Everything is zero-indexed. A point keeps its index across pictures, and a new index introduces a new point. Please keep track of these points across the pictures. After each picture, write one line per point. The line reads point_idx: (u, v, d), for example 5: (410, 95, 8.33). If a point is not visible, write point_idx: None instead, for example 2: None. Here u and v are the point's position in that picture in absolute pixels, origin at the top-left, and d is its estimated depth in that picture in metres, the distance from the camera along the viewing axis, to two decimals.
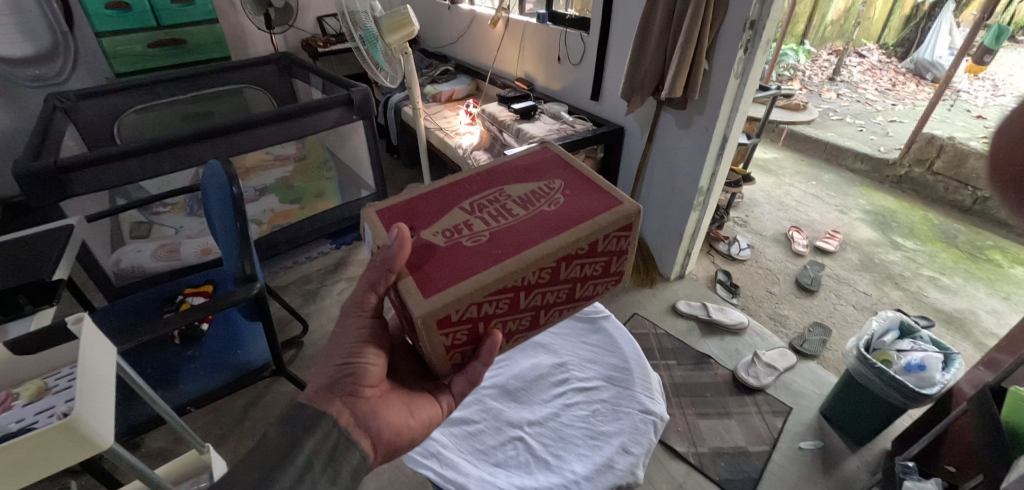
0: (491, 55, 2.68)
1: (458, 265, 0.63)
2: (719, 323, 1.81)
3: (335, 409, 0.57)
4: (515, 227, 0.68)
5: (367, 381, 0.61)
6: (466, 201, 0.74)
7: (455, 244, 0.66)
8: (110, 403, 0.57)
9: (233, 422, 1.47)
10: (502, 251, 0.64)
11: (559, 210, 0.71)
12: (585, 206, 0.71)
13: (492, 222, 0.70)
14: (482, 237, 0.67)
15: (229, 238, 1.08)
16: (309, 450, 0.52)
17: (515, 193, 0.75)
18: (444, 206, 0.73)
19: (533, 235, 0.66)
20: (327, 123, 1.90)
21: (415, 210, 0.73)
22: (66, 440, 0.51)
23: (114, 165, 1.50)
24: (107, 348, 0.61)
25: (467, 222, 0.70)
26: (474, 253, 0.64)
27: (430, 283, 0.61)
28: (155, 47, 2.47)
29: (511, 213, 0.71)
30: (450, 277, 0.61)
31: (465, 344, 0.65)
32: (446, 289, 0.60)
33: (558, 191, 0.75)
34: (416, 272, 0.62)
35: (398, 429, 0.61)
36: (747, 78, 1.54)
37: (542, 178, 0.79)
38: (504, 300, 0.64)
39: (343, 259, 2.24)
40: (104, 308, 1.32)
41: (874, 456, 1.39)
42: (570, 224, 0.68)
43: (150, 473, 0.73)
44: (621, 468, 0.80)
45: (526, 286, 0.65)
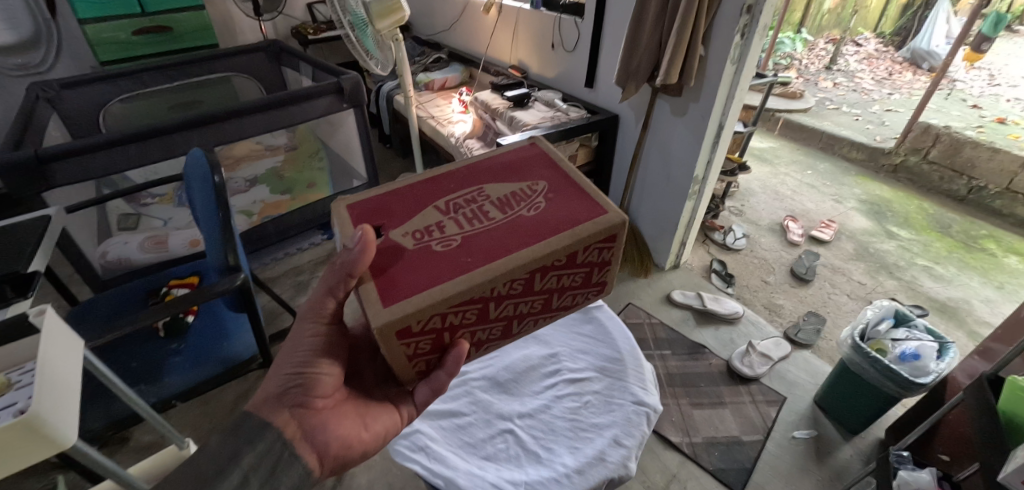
0: (484, 42, 2.63)
1: (424, 272, 0.60)
2: (714, 313, 1.80)
3: (280, 420, 0.56)
4: (488, 233, 0.65)
5: (317, 391, 0.60)
6: (442, 199, 0.71)
7: (423, 248, 0.63)
8: (74, 399, 0.56)
9: (223, 415, 1.45)
10: (471, 260, 0.61)
11: (537, 216, 0.68)
12: (566, 215, 0.67)
13: (465, 225, 0.67)
14: (453, 242, 0.64)
15: (211, 228, 1.04)
16: (246, 466, 0.51)
17: (495, 193, 0.72)
18: (419, 205, 0.70)
19: (506, 244, 0.63)
20: (316, 112, 1.86)
21: (389, 207, 0.70)
22: (27, 438, 0.50)
23: (97, 154, 1.45)
24: (72, 344, 0.59)
25: (440, 223, 0.67)
26: (441, 259, 0.62)
27: (392, 291, 0.58)
28: (140, 34, 2.41)
29: (486, 217, 0.68)
30: (414, 285, 0.58)
31: (429, 353, 0.63)
32: (407, 299, 0.57)
33: (541, 195, 0.72)
34: (380, 277, 0.60)
35: (349, 442, 0.60)
36: (743, 64, 1.51)
37: (526, 178, 0.75)
38: (472, 311, 0.61)
39: (335, 250, 2.21)
40: (88, 301, 1.28)
41: (867, 445, 1.39)
42: (546, 234, 0.64)
43: (116, 470, 0.71)
44: (612, 461, 0.78)
45: (494, 297, 0.62)
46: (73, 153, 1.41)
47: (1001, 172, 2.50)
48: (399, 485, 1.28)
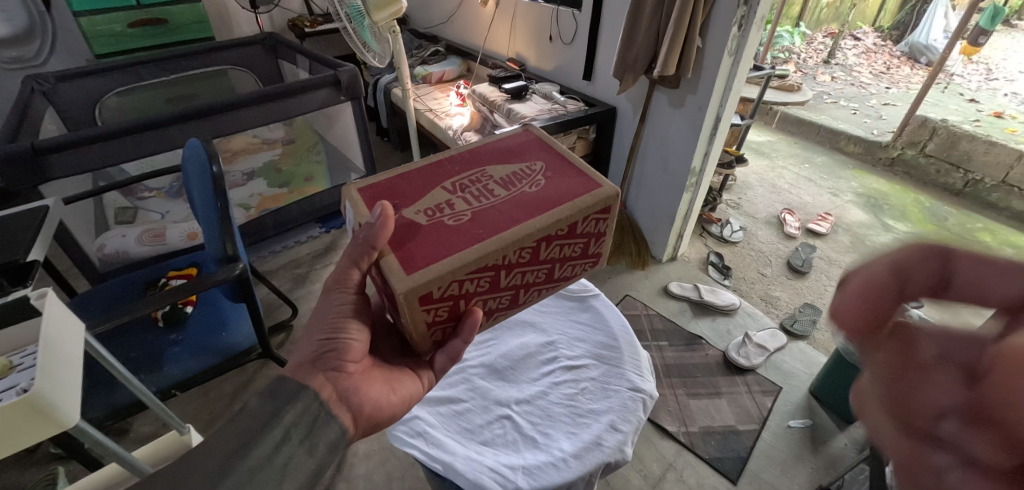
0: (481, 35, 2.62)
1: (439, 243, 0.61)
2: (710, 304, 1.81)
3: (317, 383, 0.57)
4: (497, 207, 0.67)
5: (350, 356, 0.61)
6: (448, 181, 0.72)
7: (437, 223, 0.65)
8: (77, 380, 0.54)
9: (223, 406, 1.45)
10: (483, 231, 0.63)
11: (539, 191, 0.69)
12: (565, 188, 0.69)
13: (473, 202, 0.68)
14: (464, 217, 0.65)
15: (208, 217, 1.05)
16: (287, 423, 0.51)
17: (497, 173, 0.73)
18: (427, 185, 0.71)
19: (514, 216, 0.65)
20: (314, 104, 1.86)
21: (397, 190, 0.71)
22: (30, 418, 0.48)
23: (93, 147, 1.45)
24: (75, 325, 0.57)
25: (449, 201, 0.68)
26: (454, 232, 0.63)
27: (412, 261, 0.59)
28: (135, 27, 2.39)
29: (492, 194, 0.69)
30: (431, 255, 0.60)
31: (445, 321, 0.64)
32: (426, 267, 0.58)
33: (539, 173, 0.73)
34: (399, 250, 0.61)
35: (380, 404, 0.61)
36: (741, 56, 1.51)
37: (524, 159, 0.76)
38: (484, 279, 0.62)
39: (333, 243, 2.21)
40: (86, 292, 1.29)
41: (862, 433, 1.40)
42: (550, 205, 0.66)
43: (125, 454, 0.72)
44: (609, 446, 0.79)
45: (505, 266, 0.63)
46: (71, 145, 1.41)
47: (996, 165, 2.52)
48: (398, 474, 1.29)
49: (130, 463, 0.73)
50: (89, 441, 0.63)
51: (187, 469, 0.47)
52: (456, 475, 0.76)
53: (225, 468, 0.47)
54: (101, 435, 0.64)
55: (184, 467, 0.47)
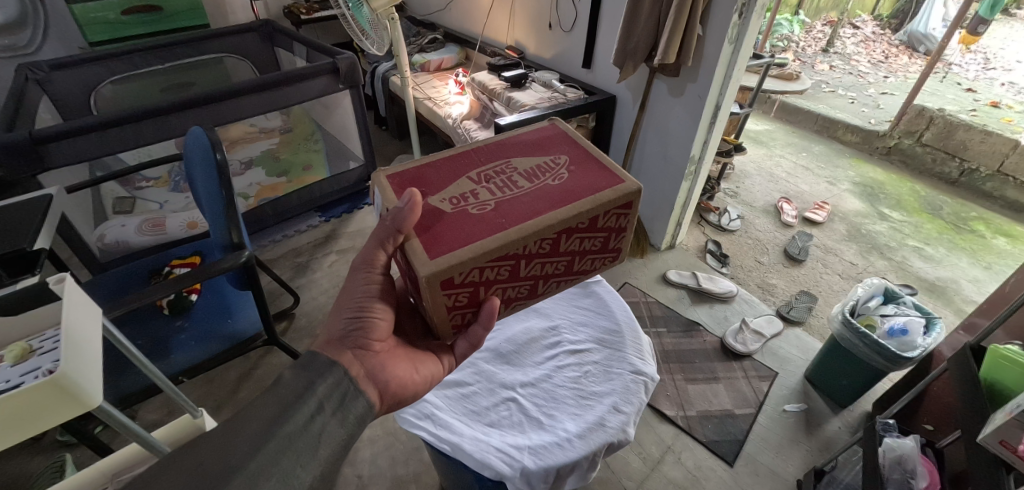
0: (480, 22, 2.60)
1: (464, 230, 0.63)
2: (708, 292, 1.84)
3: (346, 360, 0.60)
4: (520, 198, 0.68)
5: (375, 335, 0.64)
6: (476, 171, 0.73)
7: (461, 210, 0.66)
8: (97, 363, 0.55)
9: (228, 393, 1.47)
10: (506, 220, 0.64)
11: (562, 184, 0.70)
12: (588, 182, 0.70)
13: (497, 192, 0.69)
14: (488, 206, 0.66)
15: (214, 206, 1.05)
16: (320, 394, 0.55)
17: (522, 165, 0.74)
18: (453, 174, 0.72)
19: (537, 207, 0.66)
20: (312, 92, 1.85)
21: (424, 177, 0.72)
22: (58, 398, 0.49)
23: (90, 136, 1.44)
24: (94, 310, 0.58)
25: (473, 191, 0.69)
26: (476, 220, 0.64)
27: (436, 245, 0.61)
28: (128, 14, 2.36)
29: (516, 185, 0.70)
30: (456, 241, 0.61)
31: (466, 307, 0.66)
32: (449, 253, 0.60)
33: (563, 166, 0.74)
34: (424, 234, 0.63)
35: (403, 383, 0.64)
36: (741, 44, 1.51)
37: (549, 152, 0.77)
38: (505, 267, 0.64)
39: (334, 231, 2.20)
40: (92, 280, 1.29)
41: (855, 417, 1.44)
42: (572, 198, 0.67)
43: (149, 438, 0.73)
44: (612, 426, 0.81)
45: (525, 257, 0.65)
46: (67, 136, 1.40)
47: (993, 154, 2.54)
48: (402, 458, 1.32)
49: (155, 446, 0.74)
50: (114, 423, 0.63)
51: (232, 432, 0.50)
52: (464, 456, 0.78)
53: (269, 429, 0.50)
54: (125, 418, 0.65)
55: (226, 431, 0.50)
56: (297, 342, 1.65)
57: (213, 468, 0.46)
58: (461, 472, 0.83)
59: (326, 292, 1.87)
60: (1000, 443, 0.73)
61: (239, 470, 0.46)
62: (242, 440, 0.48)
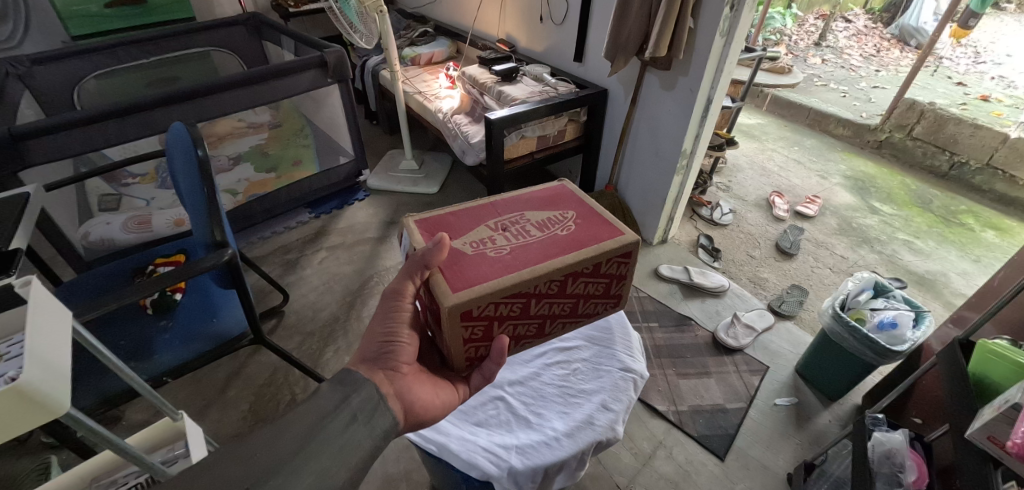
0: (471, 15, 2.57)
1: (483, 269, 0.66)
2: (699, 286, 1.84)
3: (376, 378, 0.60)
4: (533, 245, 0.71)
5: (402, 357, 0.64)
6: (494, 219, 0.77)
7: (480, 253, 0.69)
8: (66, 369, 0.53)
9: (216, 392, 1.45)
10: (520, 262, 0.67)
11: (571, 234, 0.73)
12: (593, 232, 0.74)
13: (512, 239, 0.72)
14: (504, 250, 0.70)
15: (194, 202, 1.03)
16: (353, 407, 0.54)
17: (534, 217, 0.78)
18: (474, 221, 0.76)
19: (548, 251, 0.69)
20: (300, 86, 1.82)
21: (448, 222, 0.76)
22: (22, 407, 0.47)
23: (72, 131, 1.41)
24: (62, 313, 0.56)
25: (491, 237, 0.73)
26: (494, 263, 0.68)
27: (458, 280, 0.64)
28: (112, 7, 2.31)
29: (528, 233, 0.74)
30: (477, 277, 0.65)
31: (480, 341, 0.69)
32: (470, 287, 0.63)
33: (572, 218, 0.77)
34: (449, 270, 0.66)
35: (428, 405, 0.63)
36: (733, 37, 1.50)
37: (559, 206, 0.80)
38: (517, 304, 0.67)
39: (323, 227, 2.17)
40: (71, 280, 1.26)
41: (845, 410, 1.44)
42: (578, 245, 0.71)
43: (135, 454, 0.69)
44: (601, 424, 0.81)
45: (534, 298, 0.69)
46: (47, 131, 1.36)
47: (982, 148, 2.55)
48: (393, 456, 1.31)
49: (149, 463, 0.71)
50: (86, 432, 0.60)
51: (278, 430, 0.48)
52: (450, 456, 0.76)
53: (310, 434, 0.49)
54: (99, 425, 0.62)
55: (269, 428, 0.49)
56: (285, 340, 1.63)
57: (259, 461, 0.46)
58: (449, 471, 0.82)
59: (316, 289, 1.84)
60: (988, 439, 0.73)
61: (283, 467, 0.46)
62: (285, 440, 0.48)
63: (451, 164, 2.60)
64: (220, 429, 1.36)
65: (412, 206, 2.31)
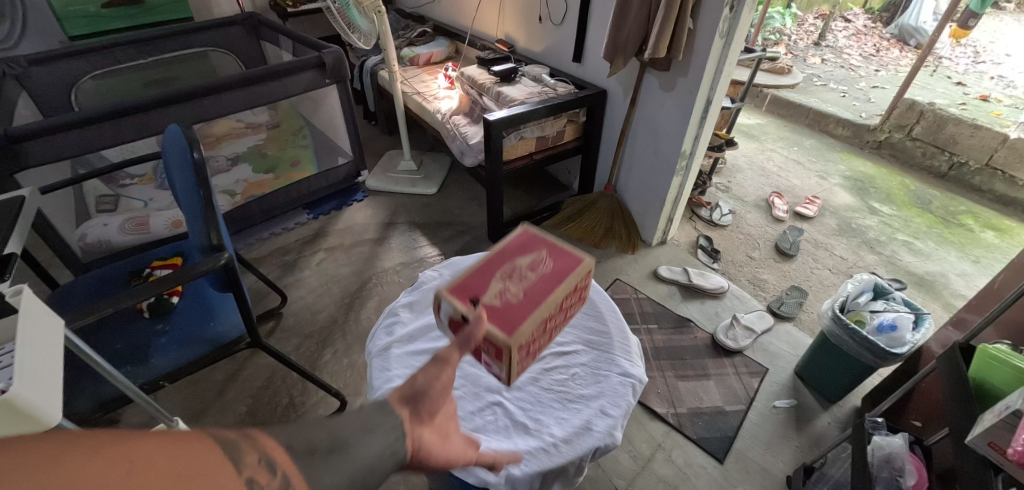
0: (470, 14, 2.56)
1: (518, 313, 0.70)
2: (699, 287, 1.83)
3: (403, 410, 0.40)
4: (537, 282, 0.76)
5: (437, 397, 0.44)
6: (497, 267, 0.79)
7: (504, 303, 0.72)
8: (55, 382, 0.52)
9: (214, 395, 1.45)
10: (539, 297, 0.73)
11: (555, 265, 0.80)
12: (566, 258, 0.81)
13: (518, 283, 0.75)
14: (520, 293, 0.74)
15: (192, 206, 1.02)
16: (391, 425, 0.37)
17: (518, 261, 0.80)
18: (478, 280, 0.76)
19: (551, 282, 0.76)
20: (299, 86, 1.82)
21: (464, 283, 0.75)
22: (11, 421, 0.46)
23: (68, 134, 1.40)
24: (52, 324, 0.55)
25: (501, 289, 0.74)
26: (524, 303, 0.72)
27: (506, 328, 0.68)
28: (109, 7, 2.30)
29: (527, 274, 0.77)
30: (517, 320, 0.69)
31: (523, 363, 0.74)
32: (520, 327, 0.68)
33: (545, 253, 0.82)
34: (495, 324, 0.68)
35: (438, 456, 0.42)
36: (732, 38, 1.49)
37: (528, 246, 0.83)
38: (546, 329, 0.75)
39: (322, 228, 2.15)
40: (68, 283, 1.26)
41: (844, 412, 1.44)
42: (567, 270, 0.78)
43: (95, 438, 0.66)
44: (599, 430, 0.80)
45: (556, 317, 0.77)
46: (44, 134, 1.35)
47: (981, 148, 2.55)
48: None
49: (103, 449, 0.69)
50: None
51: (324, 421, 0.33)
52: None
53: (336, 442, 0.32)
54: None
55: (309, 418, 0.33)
56: (283, 342, 1.63)
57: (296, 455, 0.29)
58: (447, 478, 0.82)
59: (314, 291, 1.84)
60: (989, 445, 0.73)
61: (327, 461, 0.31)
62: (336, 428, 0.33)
63: (450, 164, 2.60)
64: None
65: (411, 207, 2.30)
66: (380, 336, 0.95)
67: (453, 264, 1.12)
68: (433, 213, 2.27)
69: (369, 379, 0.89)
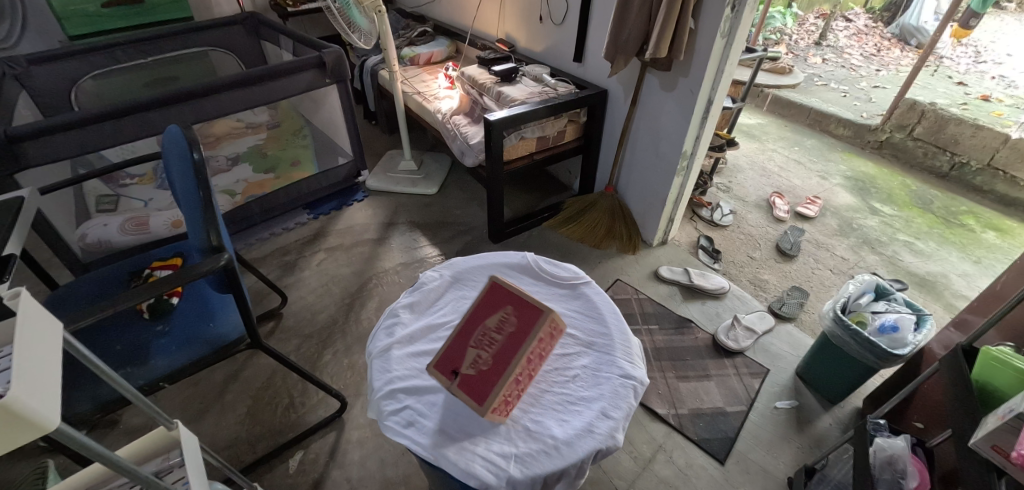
0: (470, 14, 2.56)
1: (487, 382, 0.79)
2: (700, 288, 1.83)
3: None
4: (503, 347, 0.80)
5: None
6: (471, 330, 0.84)
7: (477, 372, 0.81)
8: (55, 386, 0.51)
9: (214, 396, 1.45)
10: (504, 365, 0.79)
11: (518, 326, 0.81)
12: (528, 316, 0.81)
13: (486, 350, 0.81)
14: (488, 362, 0.80)
15: (191, 206, 1.02)
16: None
17: (489, 323, 0.83)
18: (456, 348, 0.84)
19: (514, 348, 0.79)
20: (299, 86, 1.81)
21: (448, 353, 0.85)
22: (8, 425, 0.46)
23: (68, 134, 1.39)
24: (52, 327, 0.54)
25: (474, 356, 0.82)
26: (492, 370, 0.79)
27: (479, 398, 0.78)
28: (110, 6, 2.29)
29: (493, 340, 0.81)
30: (488, 389, 0.78)
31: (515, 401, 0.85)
32: (490, 397, 0.77)
33: (510, 310, 0.82)
34: (469, 393, 0.80)
35: None
36: (733, 38, 1.49)
37: (496, 303, 0.84)
38: (522, 381, 0.82)
39: (322, 229, 2.15)
40: (68, 284, 1.25)
41: (845, 414, 1.43)
42: (528, 332, 0.79)
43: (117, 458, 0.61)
44: (601, 432, 0.80)
45: (535, 364, 0.83)
46: (43, 134, 1.35)
47: (982, 148, 2.54)
48: (391, 460, 1.31)
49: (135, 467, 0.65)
50: (92, 455, 0.58)
51: None
52: (449, 464, 0.76)
53: None
54: (106, 448, 0.59)
55: None
56: (283, 343, 1.62)
57: None
58: (447, 479, 0.82)
59: (314, 291, 1.83)
60: (993, 448, 0.72)
61: None
62: None
63: (451, 164, 2.59)
64: (218, 433, 1.36)
65: (411, 207, 2.30)
66: (380, 337, 0.95)
67: (453, 265, 1.12)
68: (434, 213, 2.26)
69: (369, 380, 0.88)
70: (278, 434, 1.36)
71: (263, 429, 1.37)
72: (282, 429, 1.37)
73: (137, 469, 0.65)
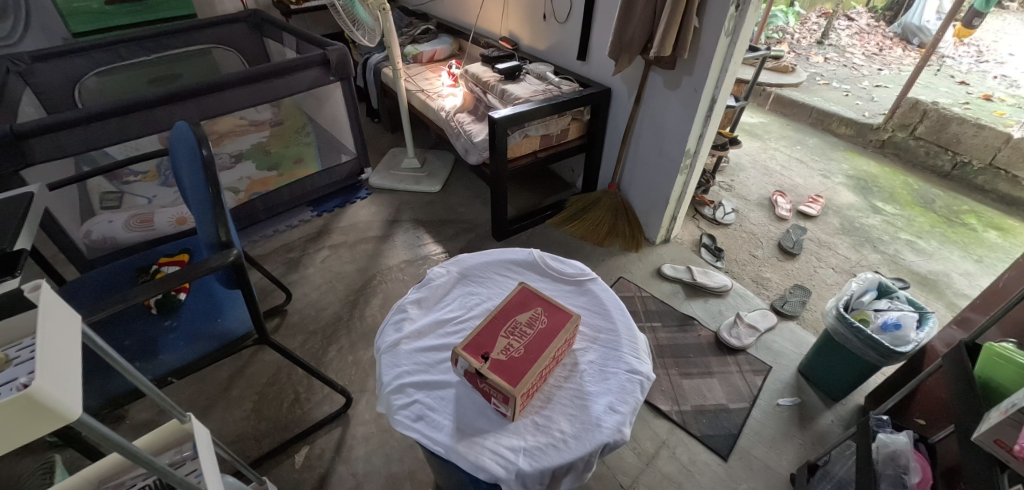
0: (473, 13, 2.57)
1: (519, 366, 0.81)
2: (703, 286, 1.84)
3: None
4: (536, 340, 0.86)
5: None
6: (501, 324, 0.90)
7: (507, 358, 0.83)
8: (75, 376, 0.52)
9: (220, 391, 1.46)
10: (537, 353, 0.83)
11: (549, 325, 0.90)
12: (557, 319, 0.91)
13: (518, 341, 0.86)
14: (521, 350, 0.84)
15: (199, 202, 1.02)
16: None
17: (520, 321, 0.90)
18: (483, 339, 0.87)
19: (547, 342, 0.86)
20: (303, 83, 1.82)
21: (475, 340, 0.86)
22: (30, 413, 0.47)
23: (74, 130, 1.40)
24: (71, 319, 0.55)
25: (505, 345, 0.85)
26: (524, 357, 0.83)
27: (510, 378, 0.79)
28: (112, 4, 2.27)
29: (527, 333, 0.87)
30: (519, 372, 0.80)
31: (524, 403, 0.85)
32: (521, 379, 0.79)
33: (541, 313, 0.92)
34: (499, 374, 0.80)
35: None
36: (738, 37, 1.49)
37: (527, 307, 0.93)
38: (542, 377, 0.85)
39: (326, 226, 2.16)
40: (75, 279, 1.26)
41: (847, 411, 1.44)
42: (559, 331, 0.88)
43: (133, 449, 0.62)
44: (608, 427, 0.81)
45: (552, 365, 0.88)
46: (51, 130, 1.36)
47: (984, 148, 2.55)
48: (397, 455, 1.32)
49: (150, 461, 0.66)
50: (110, 445, 0.59)
51: None
52: (458, 458, 0.77)
53: None
54: (123, 439, 0.60)
55: None
56: (288, 339, 1.63)
57: None
58: (456, 473, 0.83)
59: (319, 288, 1.84)
60: (996, 442, 0.73)
61: None
62: None
63: (453, 162, 2.60)
64: (223, 429, 1.37)
65: (414, 204, 2.31)
66: (389, 332, 0.95)
67: (460, 261, 1.13)
68: (436, 211, 2.27)
69: (377, 374, 0.89)
70: (284, 429, 1.37)
71: (268, 424, 1.38)
72: (287, 424, 1.38)
73: (155, 461, 0.65)
